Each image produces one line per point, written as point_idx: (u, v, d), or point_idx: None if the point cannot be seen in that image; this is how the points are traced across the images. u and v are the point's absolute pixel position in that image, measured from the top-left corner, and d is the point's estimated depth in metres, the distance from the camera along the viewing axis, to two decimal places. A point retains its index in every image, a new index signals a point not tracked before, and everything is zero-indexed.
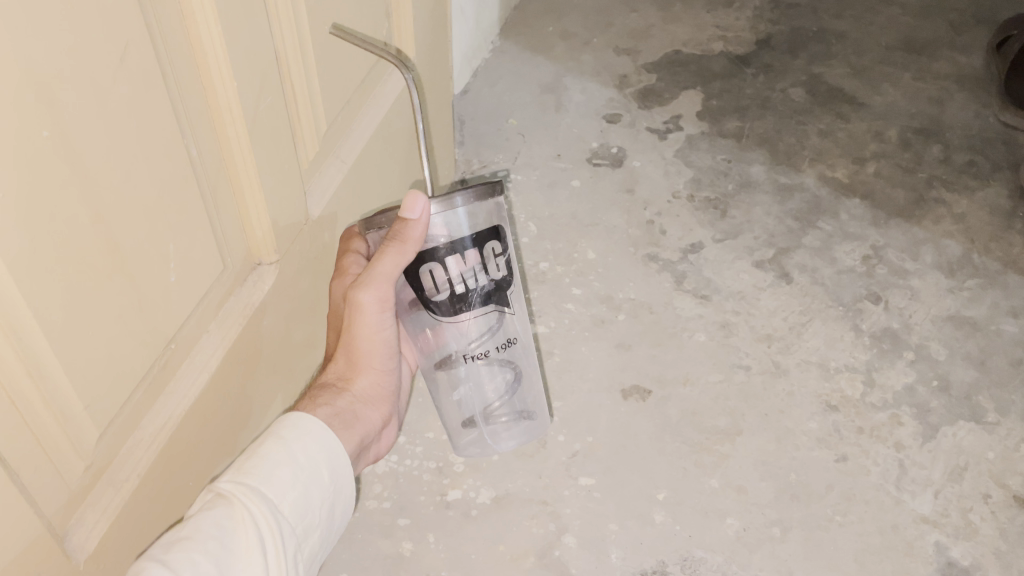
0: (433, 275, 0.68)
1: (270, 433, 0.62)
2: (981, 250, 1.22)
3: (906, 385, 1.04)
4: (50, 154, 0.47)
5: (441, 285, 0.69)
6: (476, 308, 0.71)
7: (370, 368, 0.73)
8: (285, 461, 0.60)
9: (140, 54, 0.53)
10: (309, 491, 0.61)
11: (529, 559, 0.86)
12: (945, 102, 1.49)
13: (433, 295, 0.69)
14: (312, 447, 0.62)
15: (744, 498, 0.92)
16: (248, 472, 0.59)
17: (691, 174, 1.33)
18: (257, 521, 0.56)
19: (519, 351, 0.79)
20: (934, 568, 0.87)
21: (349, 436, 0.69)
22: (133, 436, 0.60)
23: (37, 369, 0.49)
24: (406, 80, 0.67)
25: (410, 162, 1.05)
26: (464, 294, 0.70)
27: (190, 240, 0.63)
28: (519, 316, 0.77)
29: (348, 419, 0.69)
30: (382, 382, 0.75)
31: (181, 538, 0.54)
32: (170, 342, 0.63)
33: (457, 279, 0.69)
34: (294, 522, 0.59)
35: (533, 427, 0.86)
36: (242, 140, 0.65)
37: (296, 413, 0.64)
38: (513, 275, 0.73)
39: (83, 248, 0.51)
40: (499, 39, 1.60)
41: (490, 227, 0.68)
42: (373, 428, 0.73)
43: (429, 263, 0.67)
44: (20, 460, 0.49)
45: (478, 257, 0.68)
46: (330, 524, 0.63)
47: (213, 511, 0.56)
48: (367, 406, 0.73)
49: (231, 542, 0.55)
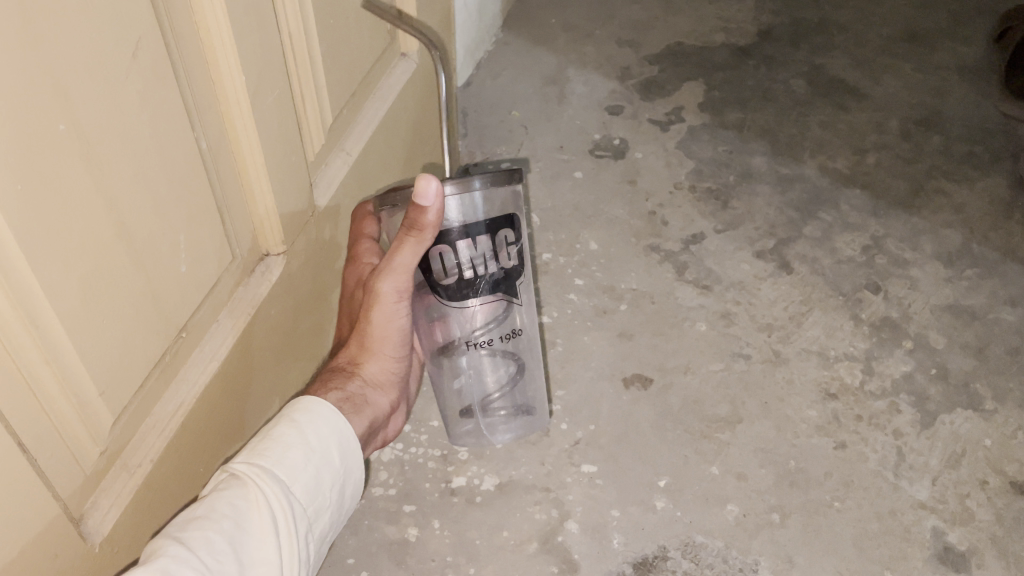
0: (443, 258, 0.69)
1: (282, 416, 0.64)
2: (980, 239, 1.23)
3: (904, 374, 1.05)
4: (66, 145, 0.48)
5: (451, 269, 0.70)
6: (484, 296, 0.73)
7: (383, 355, 0.75)
8: (297, 444, 0.62)
9: (152, 47, 0.54)
10: (320, 473, 0.62)
11: (532, 544, 0.88)
12: (946, 93, 1.49)
13: (442, 278, 0.70)
14: (323, 430, 0.64)
15: (744, 485, 0.93)
16: (260, 454, 0.60)
17: (692, 165, 1.34)
18: (269, 501, 0.58)
19: (521, 344, 0.82)
20: (931, 552, 0.88)
21: (360, 422, 0.70)
22: (146, 422, 0.62)
23: (54, 354, 0.51)
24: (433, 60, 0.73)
25: (414, 153, 1.06)
26: (472, 279, 0.71)
27: (199, 229, 0.64)
28: (527, 308, 0.79)
29: (359, 403, 0.71)
30: (393, 370, 0.76)
31: (197, 518, 0.56)
32: (181, 331, 0.64)
33: (467, 264, 0.70)
34: (305, 503, 0.61)
35: (530, 422, 0.89)
36: (251, 133, 0.66)
37: (308, 397, 0.65)
38: (524, 265, 0.74)
39: (98, 238, 0.52)
40: (502, 32, 1.61)
41: (504, 215, 0.70)
42: (382, 413, 0.75)
43: (441, 246, 0.68)
44: (39, 444, 0.51)
45: (490, 243, 0.70)
46: (340, 506, 0.65)
47: (228, 491, 0.58)
48: (377, 391, 0.75)
49: (244, 521, 0.57)
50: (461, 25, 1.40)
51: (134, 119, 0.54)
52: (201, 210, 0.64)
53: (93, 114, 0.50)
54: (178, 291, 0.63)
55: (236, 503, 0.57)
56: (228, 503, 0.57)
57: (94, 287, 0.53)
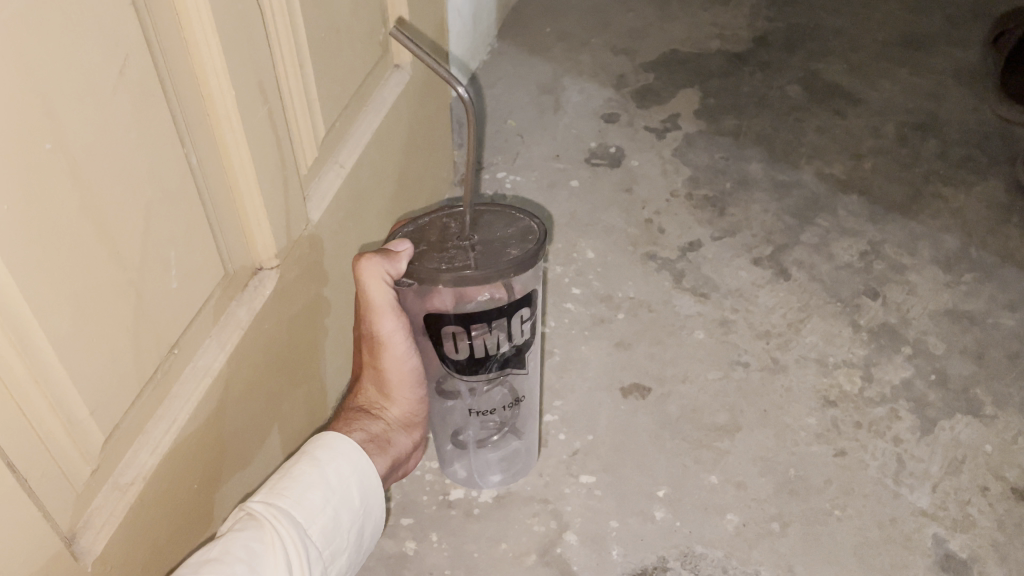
0: (456, 339, 0.75)
1: (304, 453, 0.67)
2: (978, 243, 1.23)
3: (904, 380, 1.04)
4: (53, 164, 0.48)
5: (462, 348, 0.76)
6: (493, 370, 0.80)
7: (401, 398, 0.79)
8: (318, 483, 0.65)
9: (140, 68, 0.54)
10: (339, 514, 0.65)
11: (531, 556, 0.87)
12: (942, 97, 1.49)
13: (452, 353, 0.77)
14: (345, 469, 0.67)
15: (743, 494, 0.93)
16: (279, 493, 0.63)
17: (689, 172, 1.34)
18: (286, 543, 0.60)
19: (524, 409, 0.89)
20: (933, 560, 0.87)
21: (383, 460, 0.75)
22: (137, 440, 0.62)
23: (44, 376, 0.51)
24: (460, 95, 0.76)
25: (410, 164, 1.06)
26: (483, 357, 0.78)
27: (194, 248, 0.64)
28: (530, 377, 0.87)
29: (381, 444, 0.76)
30: (414, 409, 0.81)
31: (211, 559, 0.57)
32: (173, 347, 0.64)
33: (479, 345, 0.77)
34: (322, 546, 0.64)
35: (514, 467, 0.94)
36: (242, 148, 0.67)
37: (332, 434, 0.68)
38: (532, 337, 0.81)
39: (85, 254, 0.52)
40: (497, 41, 1.61)
41: (521, 297, 0.76)
42: (405, 451, 0.80)
43: (450, 327, 0.74)
44: (30, 465, 0.51)
45: (506, 325, 0.76)
46: (357, 546, 0.68)
47: (245, 531, 0.59)
48: (399, 431, 0.79)
49: (259, 564, 0.58)
50: (456, 34, 1.40)
51: (124, 144, 0.54)
52: (193, 229, 0.64)
53: (79, 134, 0.50)
54: (171, 308, 0.63)
55: (252, 545, 0.58)
56: (243, 545, 0.58)
57: (83, 305, 0.53)
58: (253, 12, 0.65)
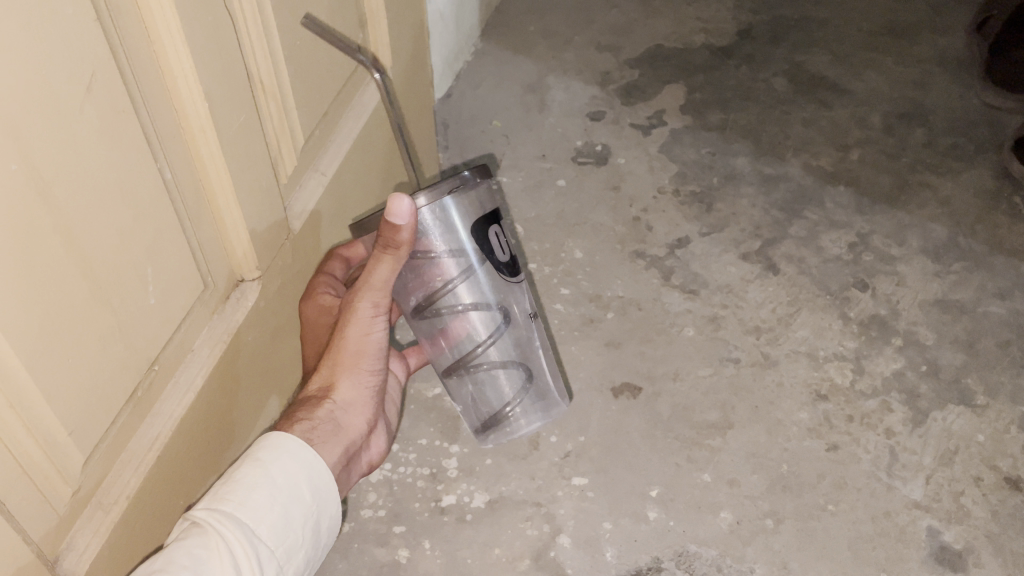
0: (497, 238, 0.77)
1: (247, 455, 0.66)
2: (967, 232, 1.23)
3: (894, 372, 1.04)
4: (21, 186, 0.47)
5: (502, 249, 0.78)
6: (514, 276, 0.80)
7: (357, 374, 0.77)
8: (263, 483, 0.64)
9: (106, 81, 0.53)
10: (288, 511, 0.64)
11: (525, 561, 0.87)
12: (927, 85, 1.49)
13: (500, 257, 0.78)
14: (290, 466, 0.65)
15: (736, 491, 0.92)
16: (223, 498, 0.62)
17: (675, 168, 1.34)
18: (231, 547, 0.59)
19: (538, 333, 0.85)
20: (926, 553, 0.87)
21: (333, 448, 0.72)
22: (121, 458, 0.61)
23: (19, 399, 0.50)
24: (378, 81, 0.77)
25: (393, 166, 1.05)
26: (513, 257, 0.80)
27: (171, 261, 0.64)
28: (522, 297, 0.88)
29: (329, 432, 0.73)
30: (365, 386, 0.78)
31: (154, 571, 0.58)
32: (153, 364, 0.64)
33: (507, 244, 0.79)
34: (273, 545, 0.63)
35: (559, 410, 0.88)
36: (217, 158, 0.66)
37: (274, 434, 0.67)
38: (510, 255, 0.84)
39: (56, 270, 0.51)
40: (481, 42, 1.60)
41: (490, 211, 0.76)
42: (357, 435, 0.76)
43: (491, 227, 0.76)
44: (6, 490, 0.50)
45: (506, 228, 0.79)
46: (314, 541, 0.67)
47: (187, 540, 0.59)
48: (350, 412, 0.76)
49: (205, 571, 0.58)
50: (437, 36, 1.39)
51: (92, 159, 0.53)
52: (169, 241, 0.63)
53: (46, 150, 0.49)
54: (149, 325, 0.62)
55: (195, 552, 0.59)
56: (186, 553, 0.58)
57: (56, 328, 0.52)
58: (225, 23, 0.64)
